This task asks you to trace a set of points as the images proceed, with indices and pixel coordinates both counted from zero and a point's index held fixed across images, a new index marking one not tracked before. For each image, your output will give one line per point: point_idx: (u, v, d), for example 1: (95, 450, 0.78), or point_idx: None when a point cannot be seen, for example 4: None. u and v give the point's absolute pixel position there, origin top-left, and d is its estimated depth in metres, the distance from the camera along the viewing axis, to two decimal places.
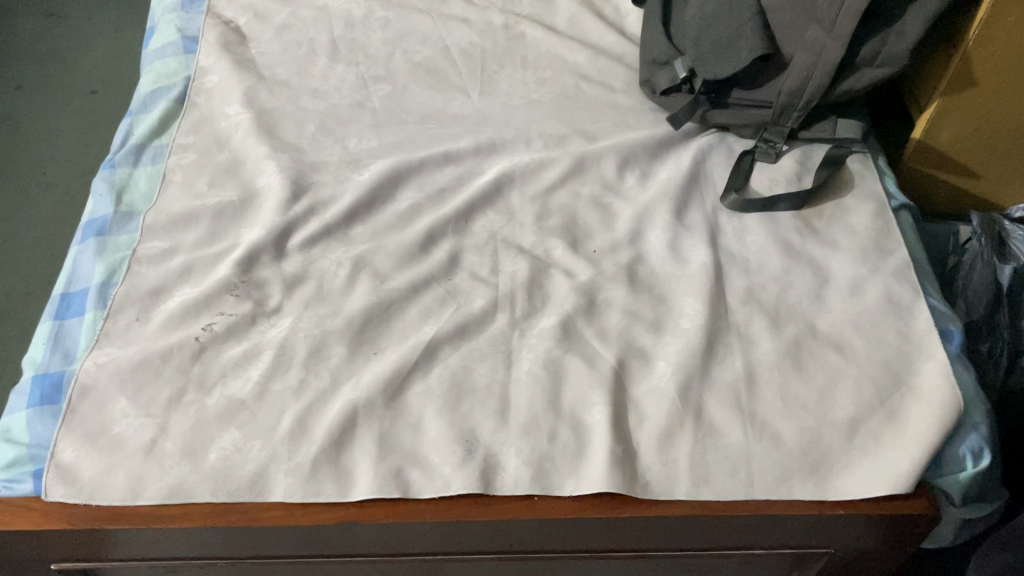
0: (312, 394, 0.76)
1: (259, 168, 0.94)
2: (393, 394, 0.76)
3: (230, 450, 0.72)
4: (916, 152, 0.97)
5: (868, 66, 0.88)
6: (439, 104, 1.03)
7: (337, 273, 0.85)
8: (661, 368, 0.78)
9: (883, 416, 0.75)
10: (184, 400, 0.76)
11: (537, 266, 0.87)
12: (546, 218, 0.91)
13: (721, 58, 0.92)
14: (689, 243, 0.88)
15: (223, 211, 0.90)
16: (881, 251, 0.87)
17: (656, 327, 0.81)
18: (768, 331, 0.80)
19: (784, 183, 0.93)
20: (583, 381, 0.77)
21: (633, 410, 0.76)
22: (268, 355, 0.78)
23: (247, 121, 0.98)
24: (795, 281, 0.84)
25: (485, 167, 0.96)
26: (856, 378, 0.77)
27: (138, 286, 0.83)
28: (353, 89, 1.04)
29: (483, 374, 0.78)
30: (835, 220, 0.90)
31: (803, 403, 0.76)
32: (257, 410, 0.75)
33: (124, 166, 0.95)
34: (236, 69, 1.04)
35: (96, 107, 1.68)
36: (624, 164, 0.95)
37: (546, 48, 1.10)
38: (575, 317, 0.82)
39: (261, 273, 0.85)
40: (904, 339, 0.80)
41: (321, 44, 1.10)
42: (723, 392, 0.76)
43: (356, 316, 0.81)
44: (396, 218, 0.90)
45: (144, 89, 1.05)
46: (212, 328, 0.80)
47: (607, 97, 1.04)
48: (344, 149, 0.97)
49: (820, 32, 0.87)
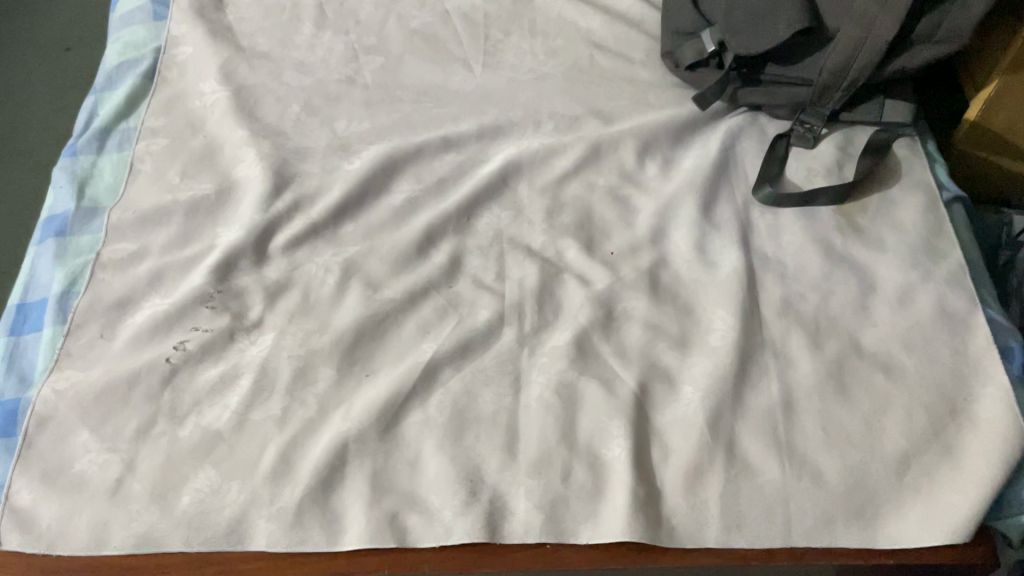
0: (297, 425, 0.68)
1: (237, 155, 0.84)
2: (387, 426, 0.68)
3: (205, 493, 0.65)
4: (971, 133, 0.87)
5: (924, 44, 0.77)
6: (438, 79, 0.92)
7: (325, 281, 0.76)
8: (687, 394, 0.69)
9: (937, 449, 0.67)
10: (154, 432, 0.68)
11: (548, 271, 0.78)
12: (557, 214, 0.82)
13: (756, 31, 0.82)
14: (717, 244, 0.78)
15: (197, 207, 0.81)
16: (933, 253, 0.77)
17: (681, 344, 0.73)
18: (808, 349, 0.72)
19: (823, 173, 0.83)
20: (600, 410, 0.68)
21: (656, 443, 0.68)
22: (248, 379, 0.70)
23: (224, 101, 0.88)
24: (837, 289, 0.75)
25: (489, 154, 0.86)
26: (906, 405, 0.68)
27: (102, 296, 0.75)
28: (341, 62, 0.94)
29: (488, 401, 0.69)
30: (881, 216, 0.80)
31: (848, 434, 0.67)
32: (236, 443, 0.67)
33: (87, 154, 0.85)
34: (211, 40, 0.93)
35: (71, 66, 1.56)
36: (645, 150, 0.85)
37: (556, 13, 0.98)
38: (590, 332, 0.73)
39: (240, 281, 0.76)
40: (960, 358, 0.71)
41: (306, 9, 0.98)
42: (757, 422, 0.68)
43: (346, 333, 0.72)
44: (390, 214, 0.81)
45: (109, 61, 0.93)
46: (184, 347, 0.71)
47: (625, 70, 0.94)
48: (333, 133, 0.87)
49: (871, 3, 0.76)
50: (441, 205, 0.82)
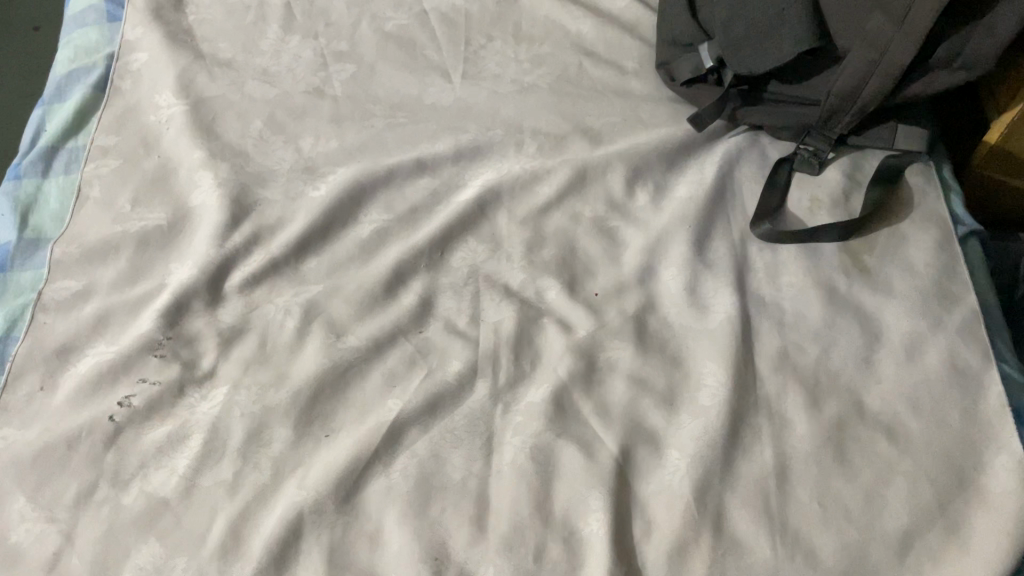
0: (249, 493, 0.62)
1: (193, 180, 0.78)
2: (346, 495, 0.62)
3: (148, 570, 0.60)
4: (990, 155, 0.80)
5: (943, 69, 0.70)
6: (414, 91, 0.85)
7: (284, 325, 0.71)
8: (673, 459, 0.64)
9: (942, 528, 0.61)
10: (94, 498, 0.62)
11: (526, 315, 0.72)
12: (538, 249, 0.75)
13: (758, 49, 0.74)
14: (711, 286, 0.72)
15: (148, 239, 0.74)
16: (945, 298, 0.71)
17: (668, 401, 0.67)
18: (806, 410, 0.66)
19: (828, 204, 0.77)
20: (578, 477, 0.63)
21: (638, 516, 0.62)
22: (197, 440, 0.65)
23: (180, 116, 0.81)
24: (840, 340, 0.69)
25: (467, 179, 0.80)
26: (910, 475, 0.63)
27: (42, 343, 0.69)
28: (309, 70, 0.86)
29: (456, 467, 0.64)
30: (889, 254, 0.74)
31: (846, 509, 0.62)
32: (182, 513, 0.62)
33: (31, 177, 0.78)
34: (168, 45, 0.86)
35: (39, 47, 1.48)
36: (635, 176, 0.79)
37: (543, 15, 0.91)
38: (570, 387, 0.67)
39: (192, 325, 0.70)
40: (970, 422, 0.65)
41: (272, 9, 0.91)
42: (748, 493, 0.62)
43: (305, 387, 0.67)
44: (357, 247, 0.75)
45: (59, 68, 0.86)
46: (130, 403, 0.66)
47: (617, 82, 0.86)
48: (297, 153, 0.80)
49: (887, 24, 0.69)
50: (414, 237, 0.76)
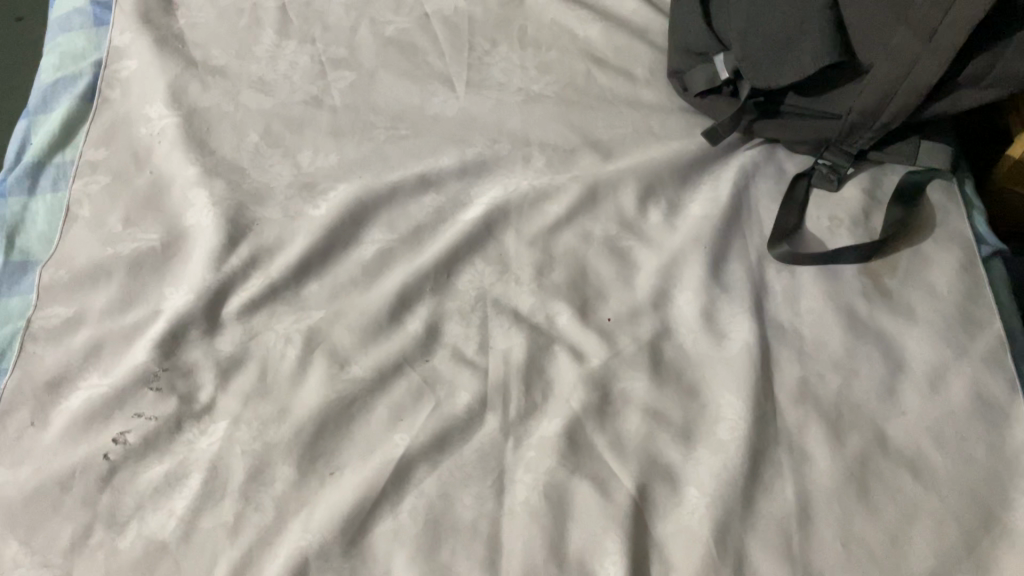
0: (252, 536, 0.60)
1: (187, 198, 0.74)
2: (353, 538, 0.60)
3: None
4: (1012, 172, 0.76)
5: (971, 86, 0.67)
6: (416, 101, 0.82)
7: (285, 354, 0.68)
8: (691, 498, 0.62)
9: (969, 570, 0.59)
10: (90, 543, 0.60)
11: (536, 342, 0.69)
12: (548, 271, 0.73)
13: (777, 62, 0.71)
14: (728, 311, 0.70)
15: (141, 262, 0.71)
16: (969, 324, 0.69)
17: (685, 435, 0.65)
18: (827, 445, 0.64)
19: (848, 223, 0.74)
20: (593, 518, 0.61)
21: (656, 557, 0.60)
22: (196, 479, 0.62)
23: (173, 129, 0.78)
24: (862, 369, 0.67)
25: (473, 196, 0.76)
26: (935, 514, 0.61)
27: (33, 376, 0.66)
28: (306, 78, 0.83)
29: (467, 507, 0.61)
30: (911, 276, 0.71)
31: (870, 550, 0.60)
32: (183, 558, 0.59)
33: (17, 196, 0.75)
34: (159, 53, 0.82)
35: (23, 39, 1.43)
36: (648, 193, 0.76)
37: (550, 18, 0.87)
38: (584, 420, 0.65)
39: (189, 355, 0.67)
40: (997, 456, 0.63)
41: (267, 12, 0.86)
42: (769, 534, 0.60)
43: (308, 422, 0.64)
44: (356, 271, 0.72)
45: (44, 77, 0.82)
46: (125, 439, 0.63)
47: (627, 91, 0.83)
48: (296, 168, 0.77)
49: (914, 40, 0.65)
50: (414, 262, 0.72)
